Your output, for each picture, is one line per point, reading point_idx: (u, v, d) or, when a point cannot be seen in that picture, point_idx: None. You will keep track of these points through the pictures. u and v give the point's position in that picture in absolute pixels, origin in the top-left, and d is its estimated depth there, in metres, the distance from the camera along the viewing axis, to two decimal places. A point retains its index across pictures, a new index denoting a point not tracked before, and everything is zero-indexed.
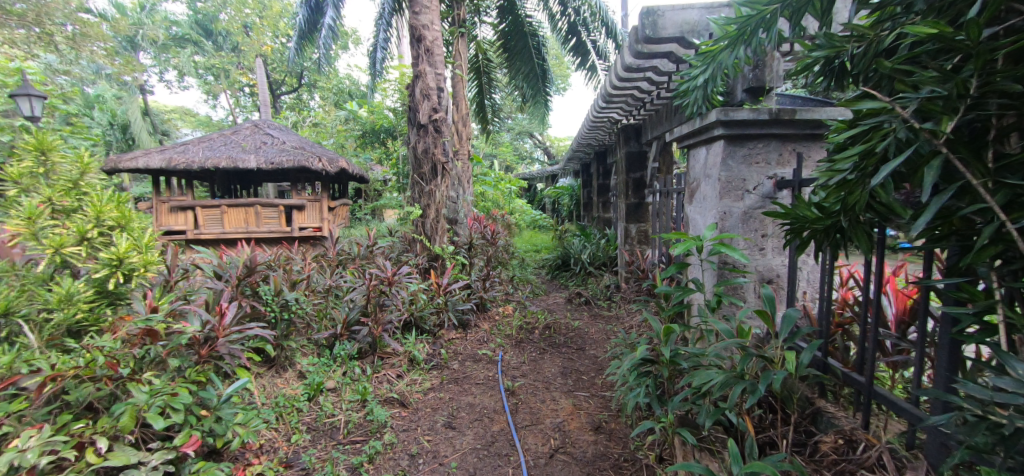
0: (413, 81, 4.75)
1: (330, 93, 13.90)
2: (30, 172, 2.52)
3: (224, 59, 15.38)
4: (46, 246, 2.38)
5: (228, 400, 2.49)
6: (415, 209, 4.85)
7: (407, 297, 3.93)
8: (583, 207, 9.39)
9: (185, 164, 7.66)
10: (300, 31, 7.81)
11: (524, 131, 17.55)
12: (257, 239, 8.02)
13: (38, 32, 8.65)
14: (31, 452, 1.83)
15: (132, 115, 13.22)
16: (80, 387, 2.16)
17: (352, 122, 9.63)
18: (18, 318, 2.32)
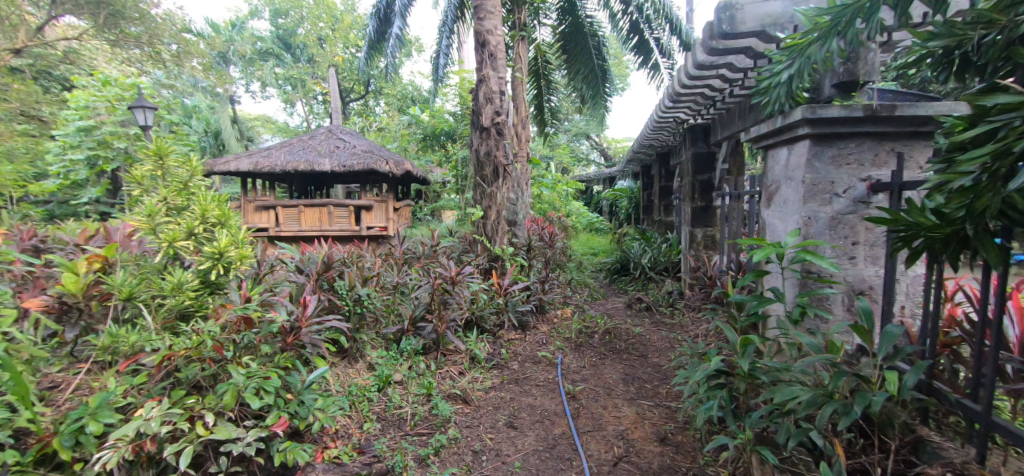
0: (477, 85, 4.86)
1: (394, 99, 14.46)
2: (151, 174, 2.85)
3: (302, 70, 16.54)
4: (162, 239, 2.71)
5: (310, 386, 2.68)
6: (476, 210, 4.91)
7: (470, 296, 4.01)
8: (643, 210, 9.09)
9: (269, 168, 8.32)
10: (370, 41, 8.24)
11: (581, 132, 17.33)
12: (330, 237, 8.56)
13: (149, 52, 9.74)
14: (154, 421, 2.06)
15: (223, 123, 14.53)
16: (190, 366, 2.42)
17: (414, 127, 9.95)
18: (139, 302, 2.67)
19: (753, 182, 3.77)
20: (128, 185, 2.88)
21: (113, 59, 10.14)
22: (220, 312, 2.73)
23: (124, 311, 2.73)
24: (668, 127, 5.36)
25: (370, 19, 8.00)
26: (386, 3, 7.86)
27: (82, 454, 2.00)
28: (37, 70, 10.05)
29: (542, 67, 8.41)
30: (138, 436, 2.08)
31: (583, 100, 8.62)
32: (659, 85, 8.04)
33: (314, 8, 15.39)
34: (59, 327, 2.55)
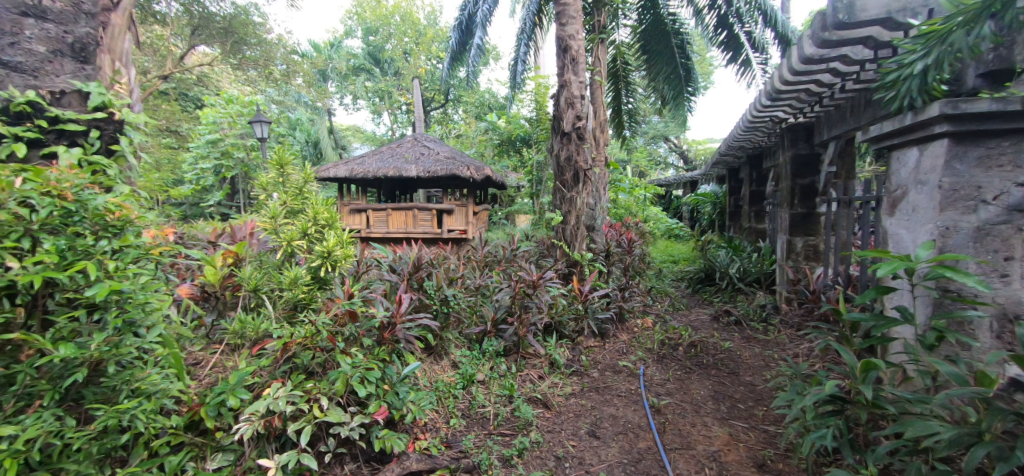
0: (558, 91, 4.85)
1: (472, 106, 14.84)
2: (273, 181, 3.22)
3: (388, 82, 17.48)
4: (282, 238, 3.05)
5: (404, 380, 2.84)
6: (555, 215, 4.88)
7: (549, 301, 4.01)
8: (729, 216, 8.27)
9: (363, 174, 8.96)
10: (453, 52, 8.56)
11: (659, 135, 16.49)
12: (415, 238, 9.02)
13: (263, 73, 10.94)
14: (280, 400, 2.32)
15: (322, 134, 15.80)
16: (305, 353, 2.68)
17: (489, 133, 10.07)
18: (263, 294, 3.02)
19: (869, 185, 3.34)
20: (254, 191, 3.27)
21: (234, 80, 11.47)
22: (328, 305, 2.98)
23: (250, 300, 3.10)
24: (763, 128, 4.92)
25: (453, 31, 8.31)
26: (468, 15, 8.08)
27: (221, 424, 2.28)
28: (177, 92, 11.67)
29: (621, 69, 7.93)
30: (267, 412, 2.33)
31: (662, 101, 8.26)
32: (750, 82, 7.49)
33: (399, 25, 16.70)
34: (202, 311, 2.95)
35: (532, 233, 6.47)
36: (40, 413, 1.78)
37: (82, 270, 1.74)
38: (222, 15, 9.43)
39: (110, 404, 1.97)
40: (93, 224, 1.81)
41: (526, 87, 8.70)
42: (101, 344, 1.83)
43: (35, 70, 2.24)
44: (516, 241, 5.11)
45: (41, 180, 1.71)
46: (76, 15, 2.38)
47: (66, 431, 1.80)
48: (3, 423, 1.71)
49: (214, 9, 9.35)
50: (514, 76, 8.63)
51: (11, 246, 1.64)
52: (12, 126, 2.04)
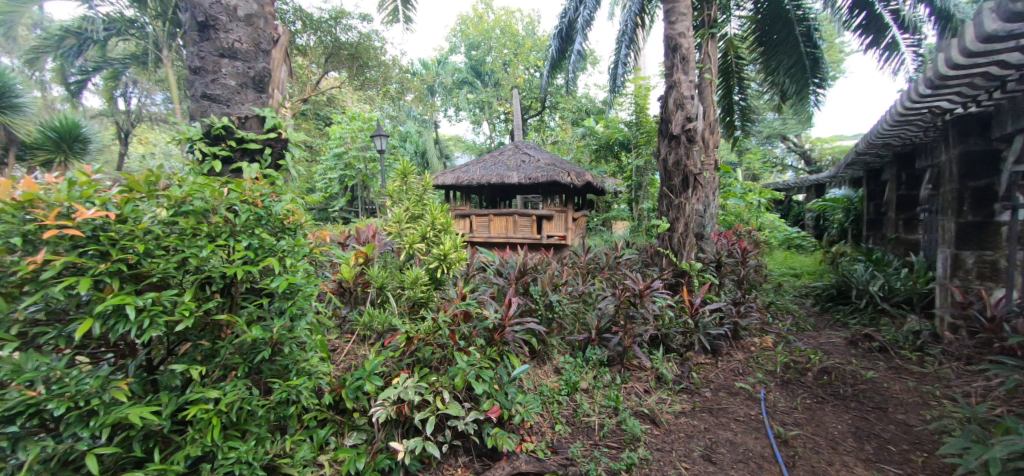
0: (666, 92, 4.63)
1: (569, 112, 14.63)
2: (398, 188, 3.97)
3: (489, 93, 17.64)
4: (405, 242, 3.60)
5: (513, 381, 2.91)
6: (661, 222, 4.63)
7: (657, 312, 3.82)
8: (867, 225, 7.04)
9: (468, 181, 9.35)
10: (552, 60, 8.43)
11: (776, 133, 14.45)
12: (514, 243, 9.15)
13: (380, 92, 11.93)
14: (409, 390, 2.52)
15: (428, 145, 16.71)
16: (425, 348, 2.90)
17: (585, 138, 9.90)
18: (388, 291, 3.34)
19: None
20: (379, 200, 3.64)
21: (357, 99, 12.71)
22: (445, 306, 3.20)
23: (377, 297, 3.41)
24: (917, 125, 4.21)
25: (553, 39, 8.23)
26: (568, 23, 7.90)
27: (358, 406, 2.55)
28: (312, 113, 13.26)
29: (734, 65, 7.16)
30: (396, 400, 2.55)
31: (781, 96, 7.19)
32: (896, 68, 6.45)
33: (500, 38, 17.22)
34: (339, 303, 3.29)
35: (633, 242, 6.19)
36: (236, 381, 2.06)
37: (268, 264, 2.05)
38: (350, 42, 10.58)
39: (281, 379, 2.24)
40: (274, 226, 2.15)
41: (627, 90, 8.21)
42: (281, 327, 2.13)
43: (228, 100, 2.74)
44: (618, 248, 4.96)
45: (241, 190, 2.06)
46: (256, 53, 2.86)
47: (252, 401, 2.08)
48: (209, 387, 1.99)
49: (344, 37, 10.52)
50: (614, 78, 8.12)
51: (222, 244, 1.96)
52: (212, 147, 2.50)
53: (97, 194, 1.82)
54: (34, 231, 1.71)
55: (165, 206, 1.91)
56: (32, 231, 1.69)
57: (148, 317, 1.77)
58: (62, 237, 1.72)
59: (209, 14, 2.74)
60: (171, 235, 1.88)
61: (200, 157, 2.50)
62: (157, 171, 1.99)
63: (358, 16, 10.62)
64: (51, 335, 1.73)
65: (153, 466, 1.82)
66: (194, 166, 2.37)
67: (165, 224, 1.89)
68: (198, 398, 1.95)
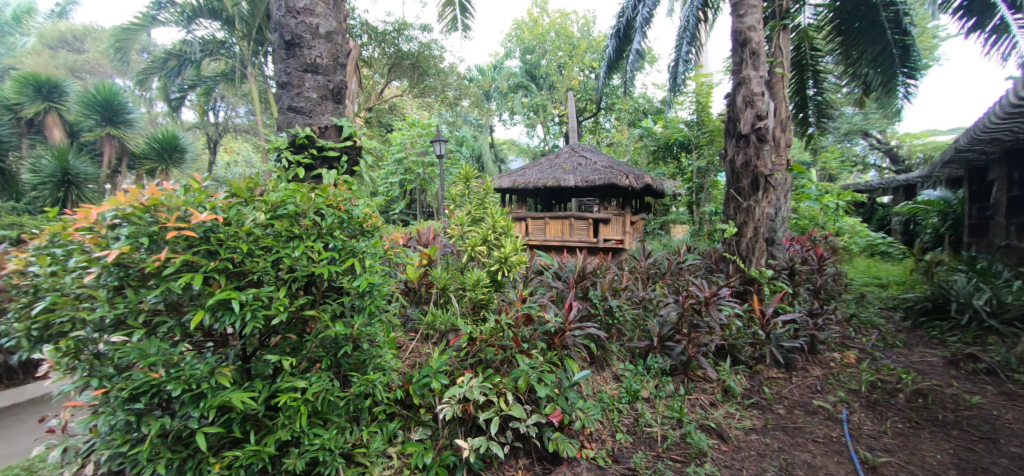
0: (734, 90, 4.45)
1: (625, 113, 14.18)
2: (461, 192, 4.06)
3: (544, 96, 17.23)
4: (467, 245, 3.68)
5: (574, 386, 2.89)
6: (728, 226, 4.45)
7: (724, 321, 3.65)
8: (969, 231, 6.28)
9: (524, 185, 9.38)
10: (609, 61, 8.21)
11: (858, 130, 13.02)
12: (570, 247, 9.04)
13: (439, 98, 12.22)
14: (473, 390, 2.58)
15: (484, 149, 16.85)
16: (487, 349, 2.95)
17: (643, 139, 9.59)
18: (451, 292, 3.42)
19: None
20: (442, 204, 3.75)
21: (417, 105, 13.09)
22: (507, 308, 3.24)
23: (439, 297, 3.50)
24: None
25: (611, 39, 8.04)
26: (626, 21, 7.70)
27: (424, 402, 2.64)
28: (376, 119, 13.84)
29: (809, 57, 6.43)
30: (461, 399, 2.61)
31: (863, 88, 6.46)
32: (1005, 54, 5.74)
33: (555, 41, 16.79)
34: (405, 302, 3.42)
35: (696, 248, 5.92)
36: (320, 373, 2.19)
37: (352, 265, 2.18)
38: (411, 52, 11.00)
39: (359, 372, 2.36)
40: (355, 228, 2.28)
41: (689, 88, 7.82)
42: (361, 324, 2.25)
43: (310, 111, 2.94)
44: (680, 252, 4.75)
45: (326, 194, 2.20)
46: (334, 67, 3.07)
47: (334, 392, 2.21)
48: (298, 377, 2.14)
49: (406, 47, 10.95)
50: (675, 77, 7.76)
51: (311, 245, 2.10)
52: (296, 156, 2.70)
53: (207, 200, 2.03)
54: (157, 232, 1.92)
55: (263, 210, 2.08)
56: (155, 232, 1.92)
57: (249, 311, 1.93)
58: (180, 238, 1.93)
59: (295, 34, 2.96)
60: (268, 236, 2.05)
61: (286, 165, 2.71)
62: (255, 179, 2.17)
63: (420, 27, 11.02)
64: (169, 324, 1.95)
65: (251, 446, 1.99)
66: (282, 172, 2.58)
67: (263, 226, 2.06)
68: (287, 386, 2.10)
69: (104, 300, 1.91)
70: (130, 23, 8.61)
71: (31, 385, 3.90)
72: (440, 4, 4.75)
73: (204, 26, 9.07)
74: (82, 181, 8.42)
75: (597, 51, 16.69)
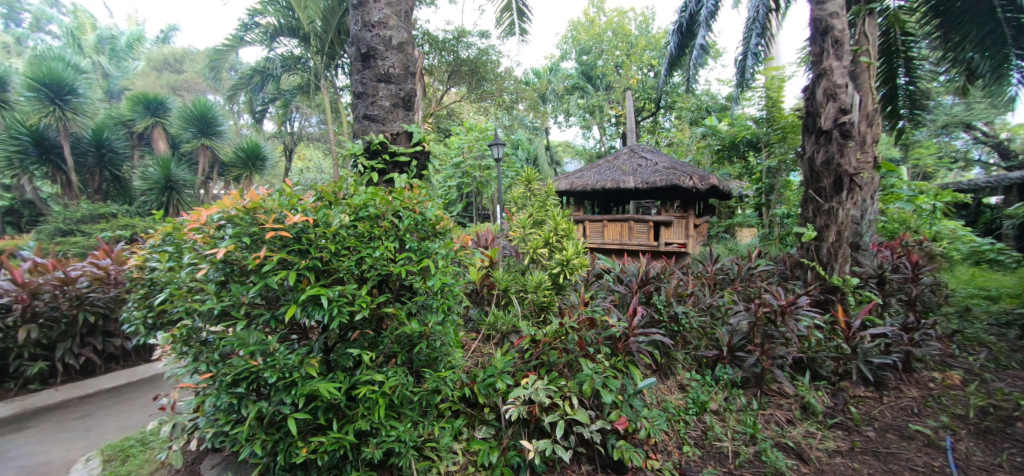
0: (813, 82, 4.14)
1: (687, 112, 13.54)
2: (523, 195, 4.06)
3: (601, 97, 16.22)
4: (529, 247, 3.69)
5: (638, 394, 2.82)
6: (807, 230, 4.15)
7: (804, 332, 3.40)
8: None
9: (582, 187, 9.24)
10: (670, 58, 7.88)
11: (959, 123, 11.60)
12: (628, 250, 8.80)
13: (496, 103, 12.29)
14: (538, 392, 2.58)
15: (540, 152, 16.66)
16: (551, 352, 2.94)
17: (706, 138, 9.14)
18: (513, 294, 3.44)
19: None
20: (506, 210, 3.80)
21: (474, 110, 13.25)
22: (571, 311, 3.21)
23: (501, 299, 3.53)
24: None
25: (672, 35, 7.73)
26: (689, 16, 7.39)
27: (488, 402, 2.69)
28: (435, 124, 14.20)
29: (899, 42, 5.89)
30: (526, 400, 2.63)
31: (966, 75, 5.76)
32: None
33: (612, 40, 15.79)
34: (468, 303, 3.48)
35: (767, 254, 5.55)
36: (396, 368, 2.29)
37: (426, 265, 2.26)
38: (470, 58, 11.23)
39: (430, 369, 2.44)
40: (428, 230, 2.37)
41: (759, 83, 7.29)
42: (434, 321, 2.33)
43: (383, 119, 3.09)
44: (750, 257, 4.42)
45: (403, 197, 2.31)
46: (405, 76, 3.21)
47: (409, 387, 2.30)
48: (375, 371, 2.23)
49: (465, 53, 11.19)
50: (743, 71, 7.34)
51: (390, 246, 2.21)
52: (371, 162, 2.86)
53: (299, 203, 2.19)
54: (257, 232, 2.10)
55: (347, 212, 2.20)
56: (255, 232, 2.09)
57: (336, 307, 2.06)
58: (276, 238, 2.09)
59: (370, 46, 3.13)
60: (352, 237, 2.16)
61: (362, 170, 2.87)
62: (339, 183, 2.31)
63: (477, 34, 11.22)
64: (266, 317, 2.10)
65: (334, 434, 2.11)
66: (359, 176, 2.73)
67: (348, 227, 2.18)
68: (366, 379, 2.20)
69: (213, 293, 2.10)
70: (222, 44, 9.53)
71: (143, 366, 4.41)
72: (498, 10, 4.81)
73: (284, 44, 9.65)
74: (182, 187, 9.42)
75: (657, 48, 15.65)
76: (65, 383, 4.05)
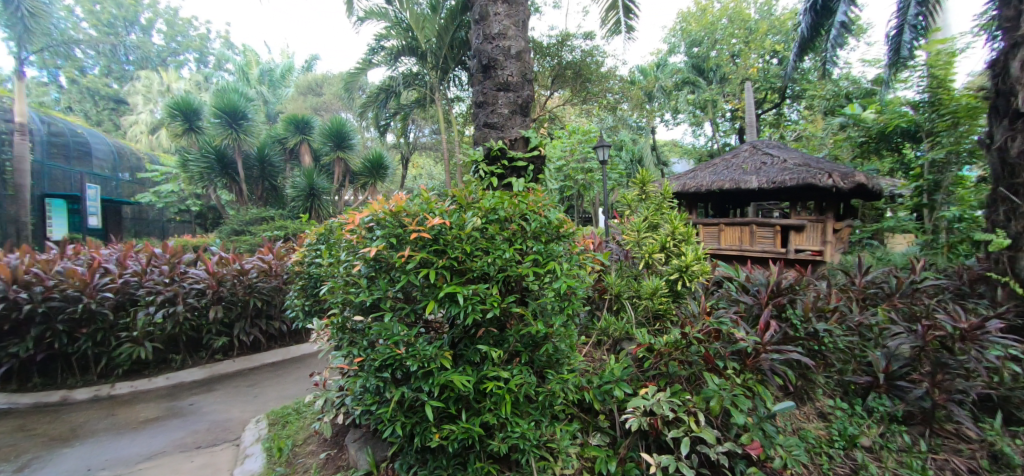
0: (1004, 55, 3.41)
1: (820, 101, 11.90)
2: (636, 198, 3.91)
3: (714, 90, 14.33)
4: (644, 252, 3.51)
5: (773, 418, 2.57)
6: (997, 237, 3.42)
7: (994, 363, 2.81)
8: None
9: (695, 188, 8.42)
10: (801, 41, 7.12)
11: None
12: (750, 258, 7.94)
13: (599, 103, 12.00)
14: (660, 404, 2.48)
15: (645, 152, 15.87)
16: (673, 364, 2.78)
17: (846, 129, 7.95)
18: (626, 300, 3.30)
19: None
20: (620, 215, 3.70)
21: (577, 113, 13.09)
22: (696, 321, 3.02)
23: (613, 304, 3.41)
24: None
25: (803, 14, 6.89)
26: None
27: (603, 409, 2.65)
28: None
29: None
30: (646, 411, 2.54)
31: None
32: None
33: (728, 26, 13.85)
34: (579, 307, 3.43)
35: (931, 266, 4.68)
36: (519, 367, 2.36)
37: (552, 268, 2.31)
38: (574, 61, 11.15)
39: (551, 370, 2.47)
40: (553, 232, 2.43)
41: (918, 60, 6.15)
42: (558, 323, 2.38)
43: (502, 125, 3.21)
44: (913, 268, 3.72)
45: (529, 201, 2.39)
46: (523, 84, 3.29)
47: (532, 385, 2.37)
48: (500, 368, 2.32)
49: (569, 56, 11.12)
50: (897, 47, 6.22)
51: (519, 248, 2.30)
52: (491, 167, 3.00)
53: (437, 207, 2.35)
54: (402, 233, 2.29)
55: (479, 215, 2.33)
56: (402, 234, 2.28)
57: (471, 305, 2.17)
58: (417, 239, 2.25)
59: (491, 58, 3.27)
60: (483, 238, 2.29)
61: (482, 175, 3.02)
62: (470, 188, 2.46)
63: (582, 35, 11.07)
64: (406, 310, 2.29)
65: (463, 424, 2.23)
66: (482, 181, 2.87)
67: (479, 229, 2.30)
68: (492, 375, 2.29)
69: (365, 286, 2.33)
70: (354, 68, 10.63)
71: (293, 347, 5.14)
72: (603, 9, 4.72)
73: (404, 62, 10.32)
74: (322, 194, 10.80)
75: (781, 31, 13.71)
76: (238, 356, 4.86)
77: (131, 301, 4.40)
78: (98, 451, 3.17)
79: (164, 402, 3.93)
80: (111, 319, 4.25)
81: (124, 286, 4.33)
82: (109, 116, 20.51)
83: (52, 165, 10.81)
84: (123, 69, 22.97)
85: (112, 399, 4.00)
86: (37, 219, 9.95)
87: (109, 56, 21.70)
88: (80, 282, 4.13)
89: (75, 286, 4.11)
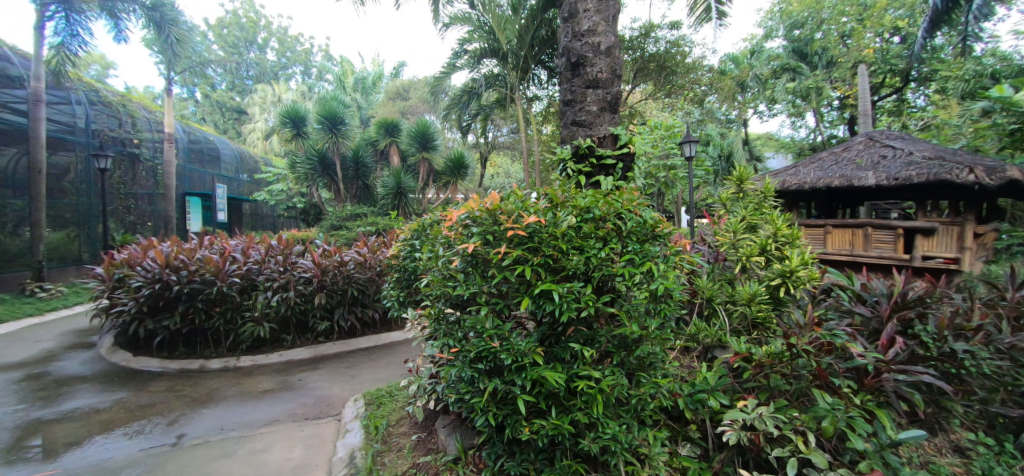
0: None
1: (953, 84, 10.25)
2: (732, 196, 3.66)
3: (819, 77, 12.92)
4: (741, 254, 3.26)
5: (898, 447, 2.29)
6: None
7: None
8: None
9: (797, 185, 7.61)
10: (933, 14, 6.21)
11: None
12: (864, 264, 7.08)
13: (684, 97, 11.37)
14: (761, 419, 2.31)
15: (736, 147, 14.78)
16: (776, 378, 2.56)
17: (992, 117, 6.79)
18: (720, 305, 3.08)
19: None
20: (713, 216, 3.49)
21: (659, 107, 12.53)
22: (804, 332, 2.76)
23: (704, 309, 3.19)
24: None
25: None
26: None
27: (695, 418, 2.52)
28: None
29: None
30: (746, 425, 2.38)
31: None
32: None
33: (838, 4, 12.40)
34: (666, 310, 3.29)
35: None
36: (612, 368, 2.32)
37: (649, 268, 2.25)
38: (658, 53, 10.66)
39: (643, 372, 2.40)
40: (648, 232, 2.35)
41: None
42: (654, 326, 2.33)
43: (591, 123, 3.17)
44: None
45: (625, 200, 2.35)
46: (613, 79, 3.22)
47: (624, 387, 2.32)
48: (592, 367, 2.30)
49: (653, 47, 10.64)
50: None
51: (614, 247, 2.26)
52: (579, 166, 2.97)
53: (533, 206, 2.37)
54: (498, 231, 2.32)
55: (574, 214, 2.31)
56: (501, 231, 2.32)
57: (566, 303, 2.17)
58: (512, 236, 2.28)
59: (580, 55, 3.23)
60: (578, 237, 2.27)
61: (570, 174, 3.01)
62: (564, 186, 2.45)
63: (668, 25, 10.54)
64: (499, 305, 2.34)
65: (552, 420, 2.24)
66: (570, 179, 2.86)
67: (575, 228, 2.29)
68: (584, 374, 2.28)
69: (461, 280, 2.40)
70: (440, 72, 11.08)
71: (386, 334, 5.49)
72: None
73: (486, 64, 10.56)
74: (409, 192, 11.43)
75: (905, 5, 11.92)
76: (339, 339, 5.30)
77: (252, 286, 4.97)
78: (230, 413, 3.65)
79: (280, 376, 4.41)
80: (237, 300, 4.83)
81: (248, 272, 4.92)
82: (233, 125, 23.30)
83: (193, 169, 12.54)
84: (245, 84, 25.93)
85: (239, 370, 4.57)
86: (180, 214, 11.73)
87: (234, 72, 24.66)
88: (214, 267, 4.78)
89: (211, 271, 4.77)
